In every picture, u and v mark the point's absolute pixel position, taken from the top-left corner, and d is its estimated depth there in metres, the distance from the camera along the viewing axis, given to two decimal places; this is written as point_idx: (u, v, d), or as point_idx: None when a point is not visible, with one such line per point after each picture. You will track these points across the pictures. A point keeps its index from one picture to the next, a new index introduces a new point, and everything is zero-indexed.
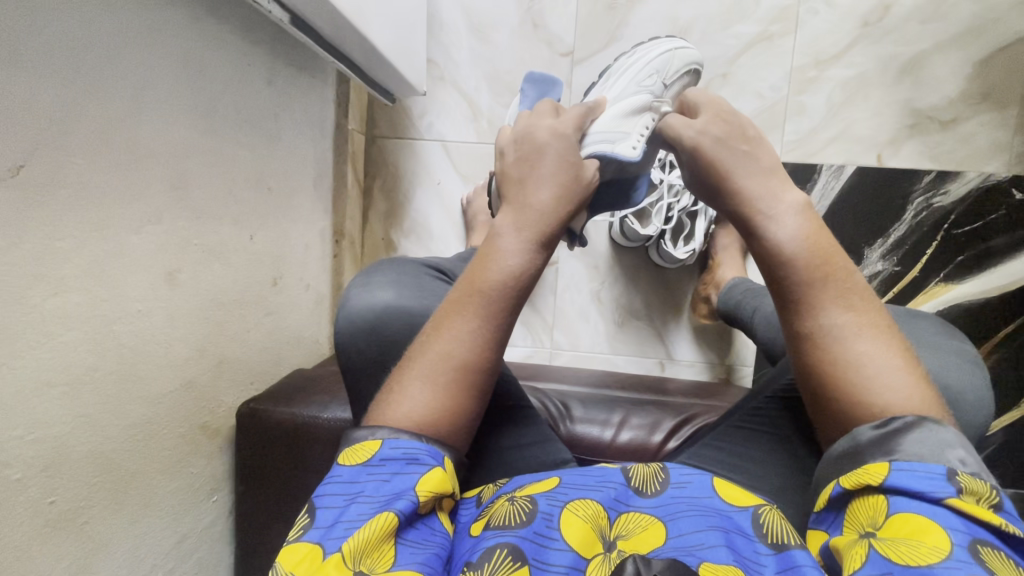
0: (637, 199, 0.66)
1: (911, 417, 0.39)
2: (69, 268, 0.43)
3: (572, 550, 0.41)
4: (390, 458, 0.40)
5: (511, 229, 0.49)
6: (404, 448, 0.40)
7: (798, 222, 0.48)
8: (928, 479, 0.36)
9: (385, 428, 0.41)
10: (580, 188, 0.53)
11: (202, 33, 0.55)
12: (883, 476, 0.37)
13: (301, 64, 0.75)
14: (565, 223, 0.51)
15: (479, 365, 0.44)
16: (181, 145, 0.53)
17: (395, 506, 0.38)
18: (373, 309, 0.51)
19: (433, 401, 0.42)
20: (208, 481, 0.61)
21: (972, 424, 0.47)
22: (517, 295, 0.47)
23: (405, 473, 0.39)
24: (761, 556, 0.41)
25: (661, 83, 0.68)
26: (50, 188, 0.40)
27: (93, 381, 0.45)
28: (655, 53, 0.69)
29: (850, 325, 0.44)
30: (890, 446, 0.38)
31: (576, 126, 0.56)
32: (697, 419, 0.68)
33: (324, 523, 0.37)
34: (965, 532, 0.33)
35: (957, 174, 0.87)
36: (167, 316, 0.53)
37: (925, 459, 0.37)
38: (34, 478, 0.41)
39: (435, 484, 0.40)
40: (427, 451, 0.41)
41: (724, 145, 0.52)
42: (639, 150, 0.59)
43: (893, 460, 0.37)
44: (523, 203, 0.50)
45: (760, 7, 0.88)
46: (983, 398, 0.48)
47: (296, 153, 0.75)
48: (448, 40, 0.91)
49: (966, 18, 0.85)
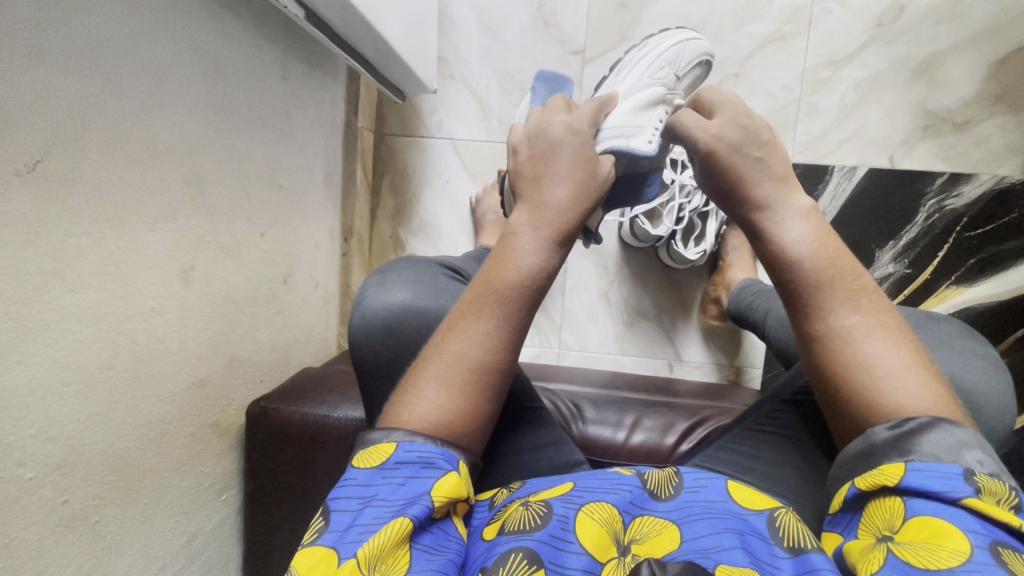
0: (649, 198, 0.65)
1: (926, 417, 0.38)
2: (84, 265, 0.42)
3: (587, 553, 0.40)
4: (404, 461, 0.39)
5: (524, 228, 0.48)
6: (418, 450, 0.40)
7: (805, 227, 0.48)
8: (945, 480, 0.35)
9: (401, 430, 0.40)
10: (597, 187, 0.52)
11: (217, 28, 0.54)
12: (899, 476, 0.37)
13: (313, 61, 0.74)
14: (582, 222, 0.51)
15: (494, 366, 0.44)
16: (195, 141, 0.52)
17: (411, 511, 0.38)
18: (390, 309, 0.51)
19: (448, 402, 0.42)
20: (217, 480, 0.61)
21: (993, 429, 0.47)
22: (533, 294, 0.46)
23: (420, 477, 0.39)
24: (778, 559, 0.40)
25: (673, 75, 0.68)
26: (67, 184, 0.40)
27: (107, 379, 0.45)
28: (666, 45, 0.68)
29: (864, 328, 0.43)
30: (904, 446, 0.38)
31: (591, 122, 0.56)
32: (709, 422, 0.68)
33: (339, 526, 0.37)
34: (985, 534, 0.33)
35: (970, 176, 0.86)
36: (179, 314, 0.52)
37: (941, 459, 0.36)
38: (47, 477, 0.40)
39: (450, 488, 0.39)
40: (441, 454, 0.40)
41: (739, 147, 0.52)
42: (654, 144, 0.58)
43: (909, 460, 0.37)
44: (538, 202, 0.50)
45: (774, 7, 0.88)
46: (1004, 402, 0.47)
47: (307, 151, 0.75)
48: (458, 38, 0.90)
49: (980, 19, 0.85)
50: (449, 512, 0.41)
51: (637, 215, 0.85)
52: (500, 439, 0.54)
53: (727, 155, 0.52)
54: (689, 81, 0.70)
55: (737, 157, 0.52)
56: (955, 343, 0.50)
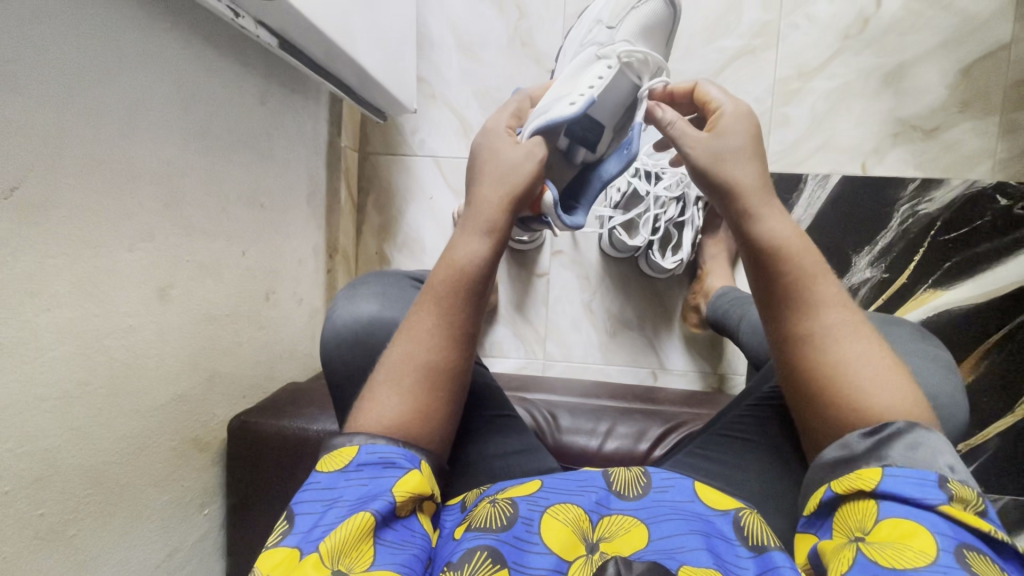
0: (609, 173, 0.62)
1: (903, 423, 0.39)
2: (62, 284, 0.44)
3: (553, 553, 0.42)
4: (366, 463, 0.42)
5: (457, 231, 0.53)
6: (380, 452, 0.43)
7: (789, 227, 0.48)
8: (918, 485, 0.36)
9: (361, 435, 0.44)
10: (518, 177, 0.55)
11: (194, 56, 0.57)
12: (876, 481, 0.38)
13: (294, 86, 0.77)
14: (513, 211, 0.54)
15: (437, 364, 0.47)
16: (173, 164, 0.54)
17: (372, 506, 0.40)
18: (358, 320, 0.53)
19: (399, 404, 0.45)
20: (199, 495, 0.62)
21: (950, 428, 0.47)
22: (469, 284, 0.49)
23: (383, 477, 0.42)
24: (742, 559, 0.41)
25: (607, 27, 0.69)
26: (44, 209, 0.42)
27: (85, 396, 0.46)
28: (599, 11, 0.72)
29: (845, 325, 0.44)
30: (882, 451, 0.39)
31: (507, 125, 0.60)
32: (684, 428, 0.68)
33: (302, 528, 0.40)
34: (954, 537, 0.34)
35: (941, 181, 0.88)
36: (157, 331, 0.54)
37: (916, 465, 0.37)
38: (24, 490, 0.42)
39: (414, 484, 0.42)
40: (404, 456, 0.43)
41: (749, 144, 0.51)
42: (576, 105, 0.59)
43: (886, 465, 0.38)
44: (469, 208, 0.54)
45: (743, 22, 0.90)
46: (958, 401, 0.48)
47: (289, 171, 0.77)
48: (438, 58, 0.93)
49: (943, 29, 0.87)
50: (415, 510, 0.43)
51: (615, 225, 0.87)
52: (471, 445, 0.55)
53: (734, 147, 0.51)
54: (644, 22, 0.69)
55: (750, 154, 0.51)
56: (912, 345, 0.51)
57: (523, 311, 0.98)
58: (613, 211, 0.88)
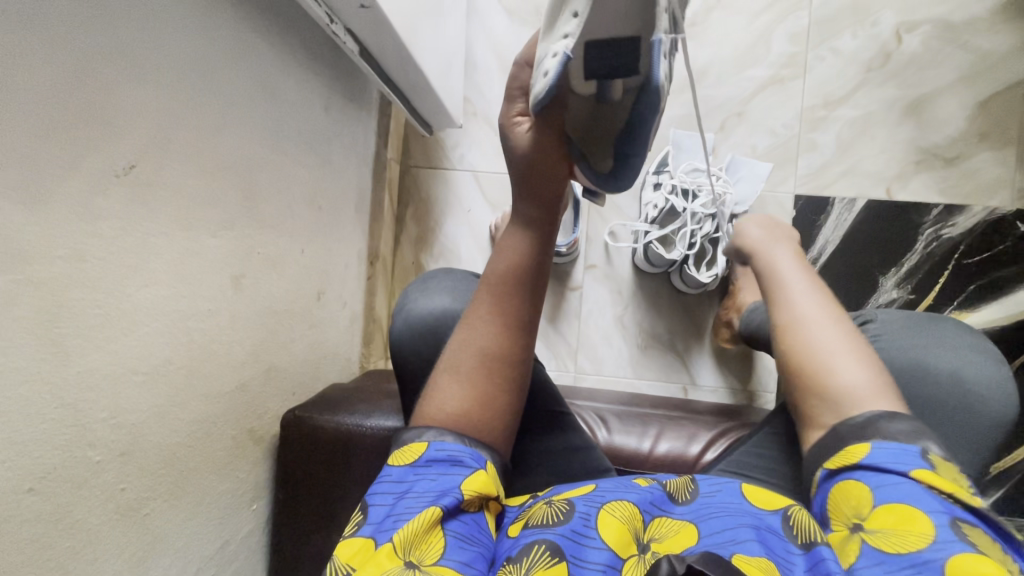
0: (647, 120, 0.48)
1: (871, 414, 0.46)
2: (159, 263, 0.45)
3: (609, 549, 0.42)
4: (435, 459, 0.45)
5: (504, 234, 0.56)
6: (448, 450, 0.45)
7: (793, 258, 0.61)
8: (903, 455, 0.42)
9: (432, 430, 0.46)
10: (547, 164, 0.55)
11: (279, 60, 0.60)
12: (864, 454, 0.44)
13: (352, 96, 0.80)
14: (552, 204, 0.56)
15: (492, 353, 0.50)
16: (255, 159, 0.57)
17: (441, 502, 0.42)
18: (432, 314, 0.56)
19: (461, 392, 0.49)
20: (250, 489, 0.61)
21: (994, 417, 0.50)
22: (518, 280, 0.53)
23: (451, 473, 0.44)
24: (792, 555, 0.41)
25: None
26: (152, 187, 0.44)
27: (167, 373, 0.47)
28: None
29: (834, 321, 0.52)
30: (867, 430, 0.45)
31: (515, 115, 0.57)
32: (731, 433, 0.69)
33: (376, 518, 0.42)
34: (946, 512, 0.39)
35: (963, 208, 0.91)
36: (230, 318, 0.55)
37: (902, 440, 0.43)
38: (111, 462, 0.42)
39: (478, 484, 0.44)
40: (470, 455, 0.46)
41: (761, 224, 0.70)
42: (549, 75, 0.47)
43: (873, 440, 0.44)
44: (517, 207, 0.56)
45: (771, 53, 0.96)
46: (1003, 392, 0.51)
47: (342, 175, 0.80)
48: (481, 78, 0.98)
49: (962, 64, 0.93)
50: (483, 506, 0.45)
51: (651, 240, 0.89)
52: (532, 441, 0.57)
53: (758, 226, 0.70)
54: None
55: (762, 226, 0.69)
56: (953, 339, 0.54)
57: (555, 324, 1.00)
58: (649, 226, 0.91)
